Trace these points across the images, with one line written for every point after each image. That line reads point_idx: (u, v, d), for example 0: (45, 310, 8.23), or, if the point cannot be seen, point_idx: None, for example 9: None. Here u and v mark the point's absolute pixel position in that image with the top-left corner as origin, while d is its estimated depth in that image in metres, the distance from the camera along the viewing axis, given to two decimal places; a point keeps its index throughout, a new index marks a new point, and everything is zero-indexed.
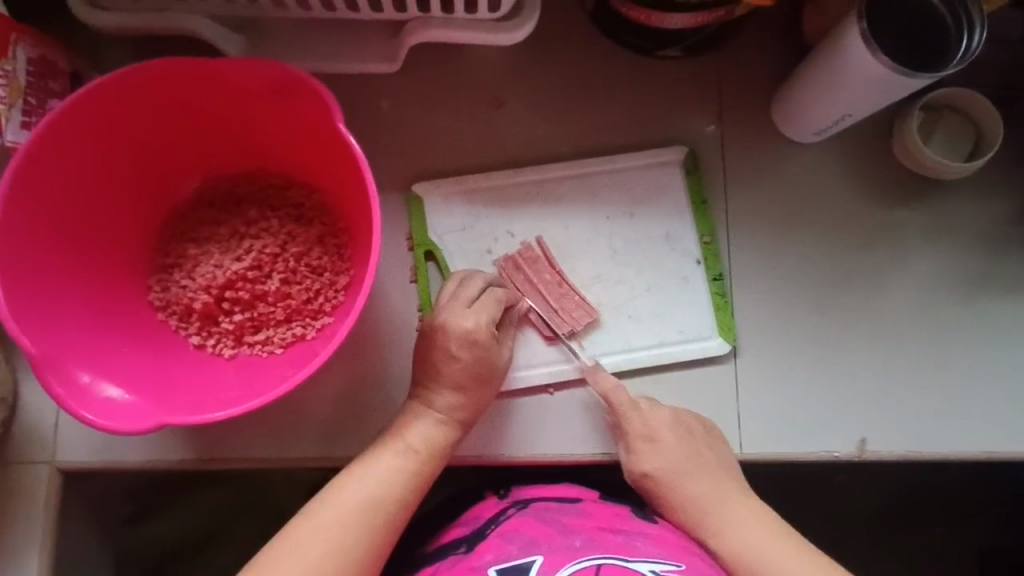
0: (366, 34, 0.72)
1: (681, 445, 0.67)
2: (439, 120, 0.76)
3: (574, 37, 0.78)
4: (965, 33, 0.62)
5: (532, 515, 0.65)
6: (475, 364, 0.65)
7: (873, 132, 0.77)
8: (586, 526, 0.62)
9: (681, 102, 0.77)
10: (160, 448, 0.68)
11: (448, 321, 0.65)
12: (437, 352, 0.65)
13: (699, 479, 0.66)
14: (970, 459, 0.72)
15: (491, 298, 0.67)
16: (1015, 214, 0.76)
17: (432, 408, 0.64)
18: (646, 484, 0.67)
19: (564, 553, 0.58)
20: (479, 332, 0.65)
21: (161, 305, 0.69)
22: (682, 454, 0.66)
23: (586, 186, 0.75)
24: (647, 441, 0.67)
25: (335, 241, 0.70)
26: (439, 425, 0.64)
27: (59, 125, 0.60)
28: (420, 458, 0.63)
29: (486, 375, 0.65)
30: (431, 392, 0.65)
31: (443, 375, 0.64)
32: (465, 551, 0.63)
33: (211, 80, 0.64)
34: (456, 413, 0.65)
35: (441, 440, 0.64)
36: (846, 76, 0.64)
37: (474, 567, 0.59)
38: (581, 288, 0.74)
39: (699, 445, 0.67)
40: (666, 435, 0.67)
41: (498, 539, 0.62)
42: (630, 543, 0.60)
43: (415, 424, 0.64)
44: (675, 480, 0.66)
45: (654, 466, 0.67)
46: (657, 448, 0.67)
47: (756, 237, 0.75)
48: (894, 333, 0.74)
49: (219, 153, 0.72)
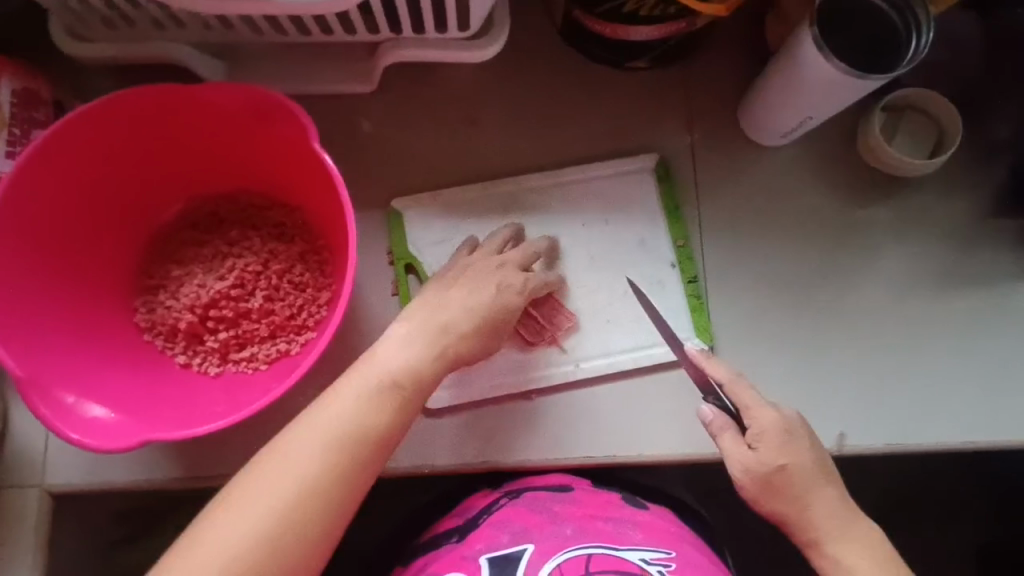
0: (341, 56, 0.74)
1: (814, 449, 0.64)
2: (416, 137, 0.78)
3: (546, 53, 0.80)
4: (914, 34, 0.64)
5: (524, 505, 0.67)
6: (499, 311, 0.65)
7: (839, 135, 0.80)
8: (576, 514, 0.66)
9: (651, 112, 0.79)
10: (149, 467, 0.69)
11: (488, 266, 0.68)
12: (462, 288, 0.65)
13: (823, 488, 0.63)
14: (948, 451, 0.73)
15: (543, 276, 0.70)
16: (981, 210, 0.78)
17: (423, 339, 0.62)
18: (775, 481, 0.63)
19: (554, 542, 0.62)
20: (520, 292, 0.67)
21: (146, 326, 0.70)
22: (817, 459, 0.64)
23: (561, 195, 0.77)
24: (788, 435, 0.63)
25: (317, 257, 0.72)
26: (425, 358, 0.62)
27: (42, 155, 0.62)
28: (404, 399, 0.60)
29: (496, 329, 0.65)
30: (427, 320, 0.63)
31: (454, 311, 0.64)
32: (457, 540, 0.66)
33: (190, 106, 0.66)
34: (452, 352, 0.63)
35: (420, 366, 0.61)
36: (803, 81, 0.67)
37: (464, 555, 0.64)
38: (563, 295, 0.75)
39: (823, 453, 0.65)
40: (804, 439, 0.64)
41: (490, 528, 0.65)
42: (620, 531, 0.64)
43: (401, 353, 0.61)
44: (804, 482, 0.63)
45: (794, 463, 0.63)
46: (798, 446, 0.63)
47: (729, 239, 0.77)
48: (868, 328, 0.76)
49: (202, 177, 0.73)
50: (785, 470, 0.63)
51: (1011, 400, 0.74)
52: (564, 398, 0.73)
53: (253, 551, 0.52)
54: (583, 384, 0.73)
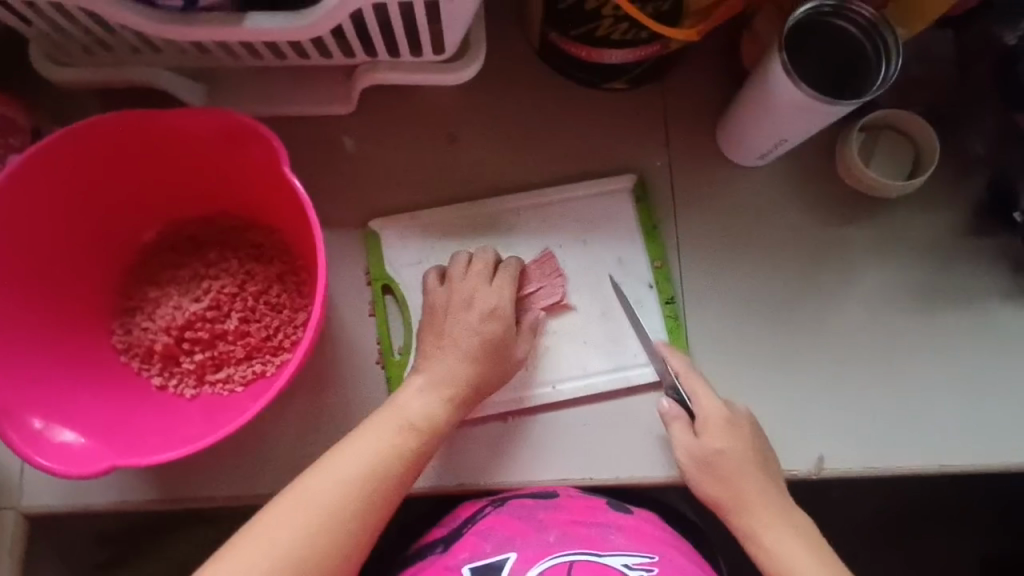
0: (319, 79, 0.74)
1: (755, 440, 0.68)
2: (395, 158, 0.78)
3: (523, 74, 0.80)
4: (884, 61, 0.64)
5: (509, 512, 0.65)
6: (492, 338, 0.68)
7: (817, 155, 0.80)
8: (560, 521, 0.63)
9: (629, 132, 0.79)
10: (123, 488, 0.69)
11: (464, 294, 0.69)
12: (456, 325, 0.68)
13: (758, 474, 0.66)
14: (928, 473, 0.73)
15: (506, 272, 0.71)
16: (961, 229, 0.78)
17: (434, 381, 0.66)
18: (712, 467, 0.67)
19: (537, 550, 0.61)
20: (501, 309, 0.69)
21: (124, 348, 0.71)
22: (755, 448, 0.68)
23: (539, 216, 0.77)
24: (727, 424, 0.67)
25: (295, 279, 0.72)
26: (441, 401, 0.65)
27: (15, 181, 0.62)
28: (422, 434, 0.64)
29: (495, 357, 0.68)
30: (434, 363, 0.67)
31: (450, 354, 0.67)
32: (442, 550, 0.64)
33: (165, 130, 0.67)
34: (461, 389, 0.66)
35: (430, 409, 0.65)
36: (775, 105, 0.67)
37: (449, 565, 0.61)
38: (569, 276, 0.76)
39: (766, 447, 0.69)
40: (744, 427, 0.68)
41: (474, 536, 0.63)
42: (603, 536, 0.63)
43: (415, 397, 0.65)
44: (738, 466, 0.66)
45: (730, 448, 0.67)
46: (737, 434, 0.67)
47: (707, 259, 0.77)
48: (847, 349, 0.75)
49: (180, 199, 0.74)
50: (721, 456, 0.67)
51: (993, 421, 0.74)
52: (541, 420, 0.73)
53: None
54: (559, 405, 0.73)
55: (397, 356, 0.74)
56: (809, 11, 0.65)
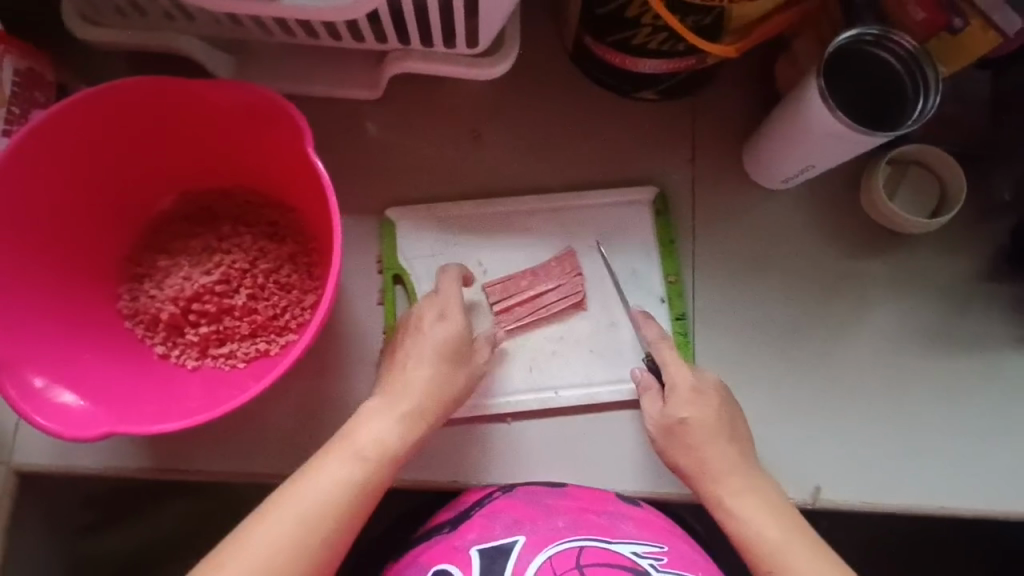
0: (349, 62, 0.74)
1: (721, 408, 0.67)
2: (417, 147, 0.78)
3: (554, 76, 0.80)
4: (922, 94, 0.65)
5: (518, 497, 0.63)
6: (446, 342, 0.66)
7: (840, 185, 0.79)
8: (571, 507, 0.62)
9: (655, 144, 0.79)
10: (117, 455, 0.69)
11: (416, 319, 0.67)
12: (408, 336, 0.67)
13: (727, 443, 0.65)
14: (925, 513, 0.72)
15: (453, 281, 0.70)
16: (978, 272, 0.77)
17: (388, 399, 0.63)
18: (676, 434, 0.66)
19: (546, 535, 0.59)
20: (456, 325, 0.67)
21: (130, 313, 0.70)
22: (723, 416, 0.67)
23: (556, 220, 0.77)
24: (693, 392, 0.67)
25: (307, 260, 0.72)
26: (397, 415, 0.62)
27: (38, 137, 0.62)
28: (382, 450, 0.61)
29: (454, 360, 0.66)
30: (391, 379, 0.65)
31: (405, 379, 0.64)
32: (448, 531, 0.62)
33: (191, 100, 0.67)
34: (415, 397, 0.63)
35: (391, 437, 0.61)
36: (807, 130, 0.67)
37: (456, 546, 0.59)
38: (590, 280, 0.76)
39: (735, 416, 0.68)
40: (712, 396, 0.67)
41: (482, 519, 0.61)
42: (614, 524, 0.61)
43: (369, 417, 0.62)
44: (705, 433, 0.65)
45: (694, 416, 0.66)
46: (703, 403, 0.67)
47: (721, 278, 0.77)
48: (854, 382, 0.75)
49: (199, 171, 0.74)
50: (686, 424, 0.66)
51: (995, 469, 0.73)
52: (542, 424, 0.72)
53: None
54: (559, 411, 0.73)
55: None
56: (853, 36, 0.65)
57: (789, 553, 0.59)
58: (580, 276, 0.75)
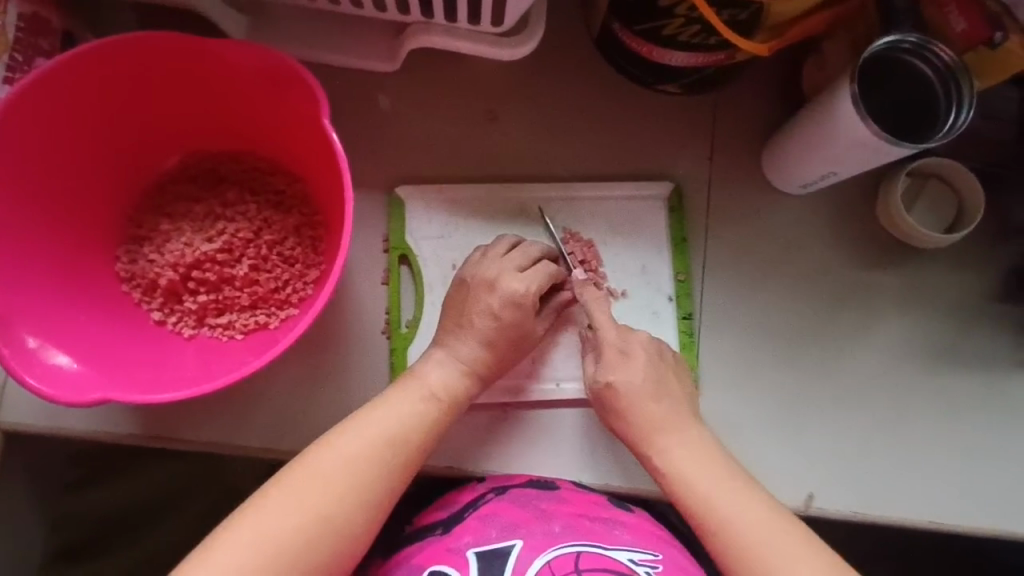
0: (368, 32, 0.71)
1: (648, 367, 0.66)
2: (432, 124, 0.76)
3: (576, 62, 0.78)
4: (955, 108, 0.64)
5: (510, 499, 0.62)
6: (511, 325, 0.66)
7: (857, 194, 0.78)
8: (565, 512, 0.60)
9: (674, 139, 0.77)
10: (108, 420, 0.68)
11: (488, 274, 0.67)
12: (475, 309, 0.66)
13: (659, 401, 0.65)
14: (914, 526, 0.72)
15: (546, 267, 0.68)
16: (988, 292, 0.77)
17: (456, 356, 0.65)
18: (605, 399, 0.66)
19: (543, 539, 0.57)
20: (525, 299, 0.66)
21: (127, 276, 0.69)
22: (651, 373, 0.66)
23: (567, 208, 0.75)
24: (620, 355, 0.66)
25: (311, 233, 0.70)
26: (461, 374, 0.65)
27: (40, 86, 0.60)
28: (443, 408, 0.63)
29: (514, 342, 0.66)
30: (459, 341, 0.66)
31: (473, 341, 0.65)
32: (441, 533, 0.60)
33: (205, 60, 0.64)
34: (480, 368, 0.65)
35: (460, 390, 0.64)
36: (835, 137, 0.65)
37: (451, 549, 0.57)
38: (606, 273, 0.75)
39: (667, 374, 0.67)
40: (639, 354, 0.67)
41: (476, 521, 0.59)
42: (609, 530, 0.59)
43: (436, 368, 0.64)
44: (634, 393, 0.65)
45: (621, 379, 0.65)
46: (629, 365, 0.66)
47: (730, 279, 0.76)
48: (854, 392, 0.75)
49: (207, 131, 0.72)
50: (612, 387, 0.65)
51: (987, 487, 0.73)
52: (539, 417, 0.72)
53: (315, 556, 0.52)
54: (557, 404, 0.72)
55: (404, 329, 0.72)
56: (890, 43, 0.65)
57: (716, 493, 0.59)
58: (586, 264, 0.74)
